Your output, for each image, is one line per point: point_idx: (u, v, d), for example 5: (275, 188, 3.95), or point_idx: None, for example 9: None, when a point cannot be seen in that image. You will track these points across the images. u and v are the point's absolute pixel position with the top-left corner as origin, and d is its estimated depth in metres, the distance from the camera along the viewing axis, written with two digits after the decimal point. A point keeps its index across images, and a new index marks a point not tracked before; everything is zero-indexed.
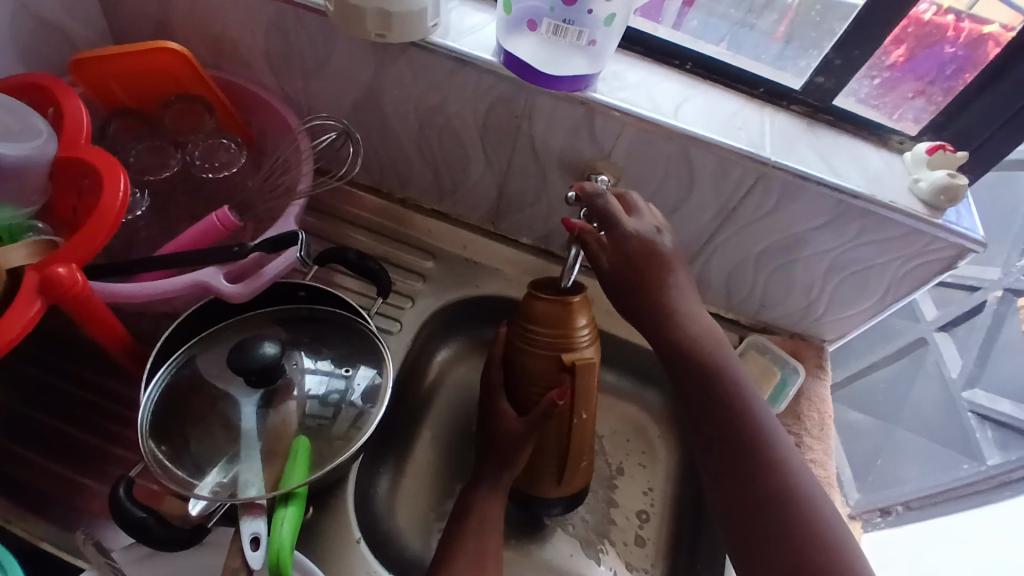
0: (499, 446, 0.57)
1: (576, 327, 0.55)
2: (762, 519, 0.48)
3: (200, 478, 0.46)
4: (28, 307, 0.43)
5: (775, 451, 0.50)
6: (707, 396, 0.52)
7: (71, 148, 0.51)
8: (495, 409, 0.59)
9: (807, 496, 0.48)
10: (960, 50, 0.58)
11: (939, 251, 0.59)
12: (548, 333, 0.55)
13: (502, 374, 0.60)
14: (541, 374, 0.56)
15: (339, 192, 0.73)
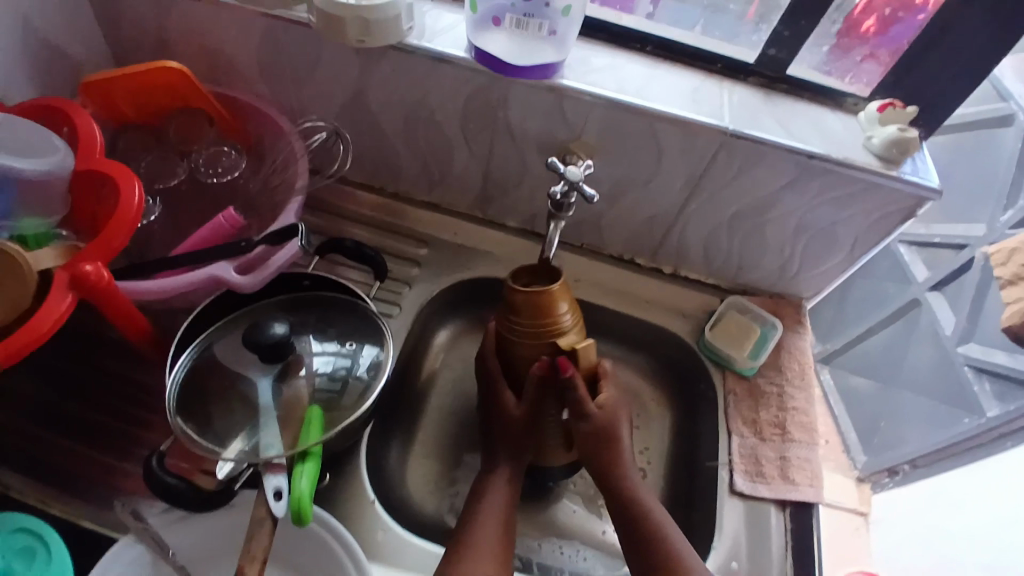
0: (508, 429, 0.60)
1: (564, 324, 0.58)
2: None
3: (224, 447, 0.51)
4: (61, 302, 0.49)
5: (651, 516, 0.58)
6: (616, 500, 0.59)
7: (89, 162, 0.57)
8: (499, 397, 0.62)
9: (679, 556, 0.55)
10: (919, 15, 0.60)
11: (897, 202, 0.63)
12: (539, 333, 0.58)
13: (498, 362, 0.63)
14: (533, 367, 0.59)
15: (335, 190, 0.77)
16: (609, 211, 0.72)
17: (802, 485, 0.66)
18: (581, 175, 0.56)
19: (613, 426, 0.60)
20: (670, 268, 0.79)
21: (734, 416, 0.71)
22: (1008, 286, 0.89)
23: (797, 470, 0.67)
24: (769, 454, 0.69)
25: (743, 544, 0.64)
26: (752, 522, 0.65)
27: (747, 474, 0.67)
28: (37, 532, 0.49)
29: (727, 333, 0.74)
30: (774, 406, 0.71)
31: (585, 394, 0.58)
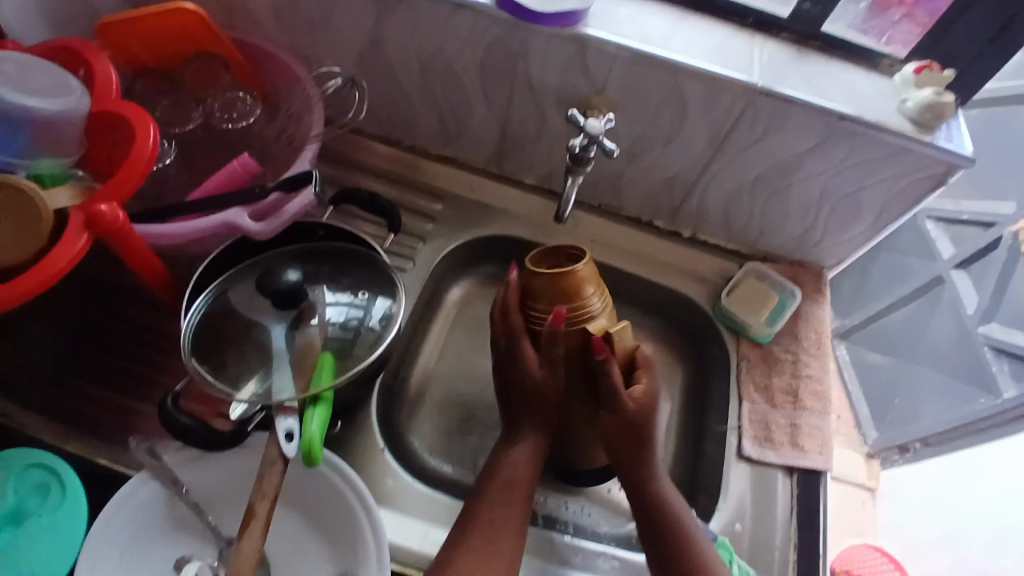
0: (532, 400, 0.59)
1: (592, 306, 0.55)
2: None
3: (238, 389, 0.52)
4: (76, 241, 0.49)
5: (674, 506, 0.56)
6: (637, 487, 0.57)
7: (102, 103, 0.57)
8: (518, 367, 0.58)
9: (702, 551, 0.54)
10: None
11: (928, 168, 0.60)
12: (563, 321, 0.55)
13: (524, 322, 0.58)
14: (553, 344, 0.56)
15: (351, 141, 0.76)
16: (628, 170, 0.71)
17: (811, 452, 0.66)
18: (602, 129, 0.55)
19: (651, 415, 0.57)
20: (688, 231, 0.78)
21: (746, 381, 0.71)
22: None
23: (806, 438, 0.67)
24: (779, 420, 0.68)
25: (748, 506, 0.64)
26: (758, 485, 0.66)
27: (756, 439, 0.67)
28: (52, 469, 0.50)
29: (743, 298, 0.73)
30: (788, 373, 0.71)
31: (619, 383, 0.56)
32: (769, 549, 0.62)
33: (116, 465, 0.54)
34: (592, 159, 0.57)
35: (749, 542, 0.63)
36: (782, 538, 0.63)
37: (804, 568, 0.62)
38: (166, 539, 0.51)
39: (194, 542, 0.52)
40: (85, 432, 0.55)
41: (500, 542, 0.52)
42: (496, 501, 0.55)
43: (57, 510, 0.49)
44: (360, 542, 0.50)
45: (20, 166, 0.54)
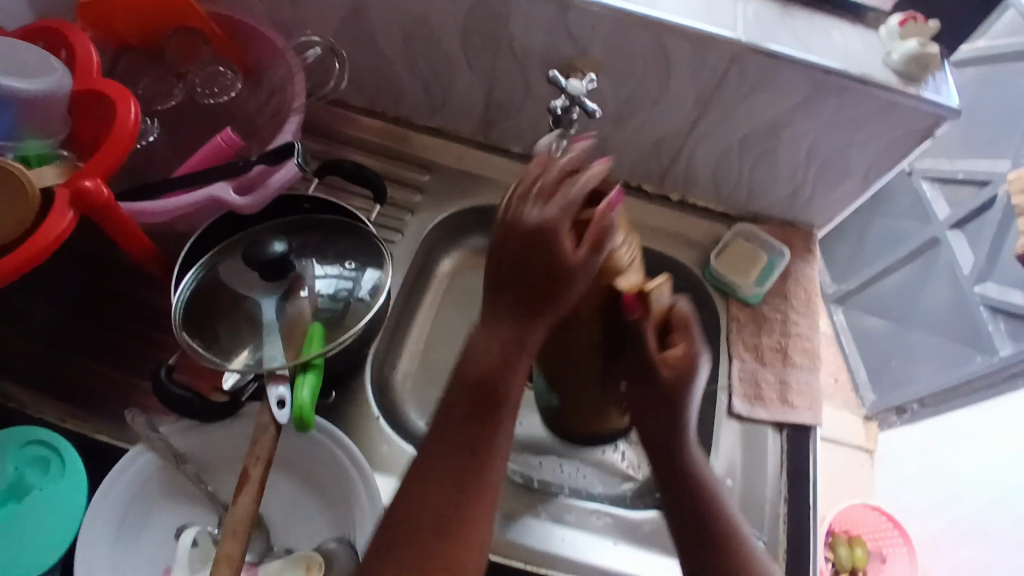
0: (542, 278, 0.42)
1: (620, 259, 0.46)
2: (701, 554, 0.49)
3: (229, 360, 0.53)
4: (62, 218, 0.49)
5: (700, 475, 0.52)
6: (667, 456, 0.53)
7: (85, 82, 0.56)
8: (547, 237, 0.42)
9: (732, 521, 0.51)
10: None
11: (915, 122, 0.60)
12: (602, 244, 0.42)
13: (526, 252, 0.42)
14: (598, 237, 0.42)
15: (336, 113, 0.76)
16: (616, 133, 0.70)
17: (800, 408, 0.67)
18: (584, 90, 0.54)
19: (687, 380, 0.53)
20: (677, 195, 0.78)
21: (736, 341, 0.71)
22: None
23: (795, 394, 0.68)
24: (769, 378, 0.69)
25: (738, 463, 0.65)
26: (748, 442, 0.67)
27: (746, 397, 0.68)
28: (50, 443, 0.51)
29: (732, 260, 0.74)
30: (777, 332, 0.71)
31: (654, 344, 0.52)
32: (759, 504, 0.64)
33: (113, 440, 0.55)
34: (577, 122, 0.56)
35: (739, 497, 0.64)
36: (772, 493, 0.64)
37: (793, 522, 0.63)
38: (171, 508, 0.53)
39: (198, 510, 0.54)
40: (82, 408, 0.56)
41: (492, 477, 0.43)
42: (473, 431, 0.42)
43: (58, 482, 0.50)
44: (353, 504, 0.51)
45: (6, 147, 0.54)
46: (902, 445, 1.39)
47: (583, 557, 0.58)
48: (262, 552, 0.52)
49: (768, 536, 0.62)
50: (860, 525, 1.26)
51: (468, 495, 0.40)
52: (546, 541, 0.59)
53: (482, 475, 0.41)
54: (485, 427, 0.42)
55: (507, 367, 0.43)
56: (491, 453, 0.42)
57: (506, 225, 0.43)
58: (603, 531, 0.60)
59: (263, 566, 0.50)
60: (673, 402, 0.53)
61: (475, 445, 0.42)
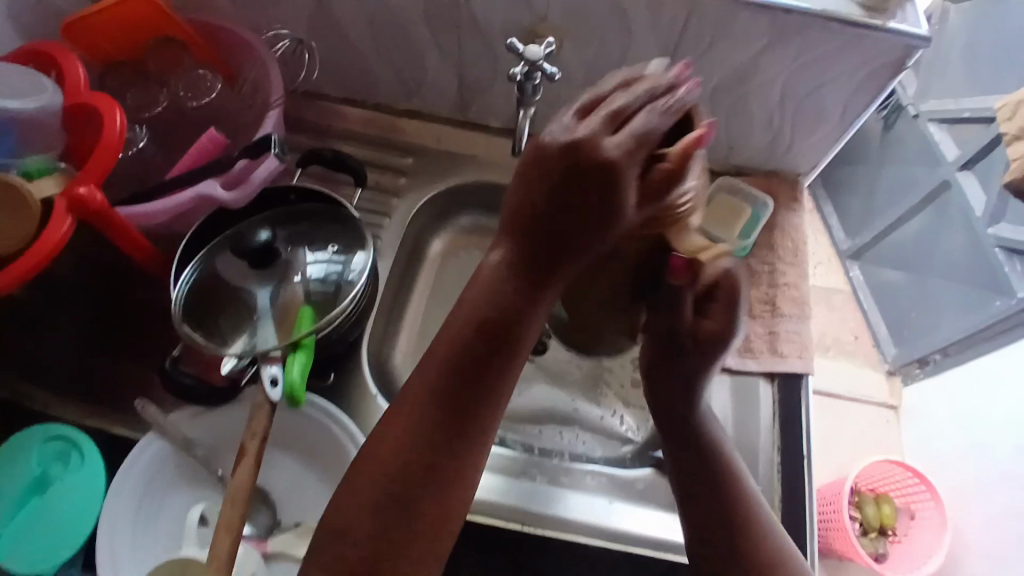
0: (589, 210, 0.42)
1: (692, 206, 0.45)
2: (693, 464, 0.54)
3: (227, 347, 0.55)
4: (62, 224, 0.52)
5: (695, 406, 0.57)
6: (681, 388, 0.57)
7: (74, 97, 0.58)
8: (616, 180, 0.41)
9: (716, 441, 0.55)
10: None
11: (885, 54, 0.59)
12: (678, 180, 0.42)
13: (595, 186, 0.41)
14: (662, 184, 0.42)
15: (319, 108, 0.77)
16: None
17: (790, 356, 0.68)
18: (542, 53, 0.57)
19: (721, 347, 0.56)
20: None
21: None
22: (1014, 141, 0.88)
23: (785, 343, 0.69)
24: (759, 330, 0.70)
25: (730, 416, 0.66)
26: (739, 393, 0.67)
27: (736, 350, 0.69)
28: (68, 437, 0.54)
29: (718, 213, 0.73)
30: (765, 284, 0.72)
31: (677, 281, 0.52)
32: (753, 452, 0.64)
33: (130, 431, 0.58)
34: (540, 87, 0.60)
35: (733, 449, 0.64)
36: (766, 441, 0.65)
37: (789, 467, 0.63)
38: (180, 493, 0.56)
39: (205, 491, 0.56)
40: (94, 404, 0.59)
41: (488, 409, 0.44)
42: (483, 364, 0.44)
43: (79, 473, 0.53)
44: None
45: (9, 165, 0.56)
46: (933, 399, 1.33)
47: (582, 516, 0.60)
48: (268, 529, 0.55)
49: (764, 483, 0.63)
50: (887, 481, 1.24)
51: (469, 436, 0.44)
52: (540, 501, 0.60)
53: (477, 415, 0.44)
54: (495, 352, 0.45)
55: (523, 306, 0.45)
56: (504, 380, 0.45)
57: (576, 157, 0.41)
58: (598, 490, 0.62)
59: (272, 541, 0.53)
60: (702, 363, 0.57)
61: (487, 369, 0.44)
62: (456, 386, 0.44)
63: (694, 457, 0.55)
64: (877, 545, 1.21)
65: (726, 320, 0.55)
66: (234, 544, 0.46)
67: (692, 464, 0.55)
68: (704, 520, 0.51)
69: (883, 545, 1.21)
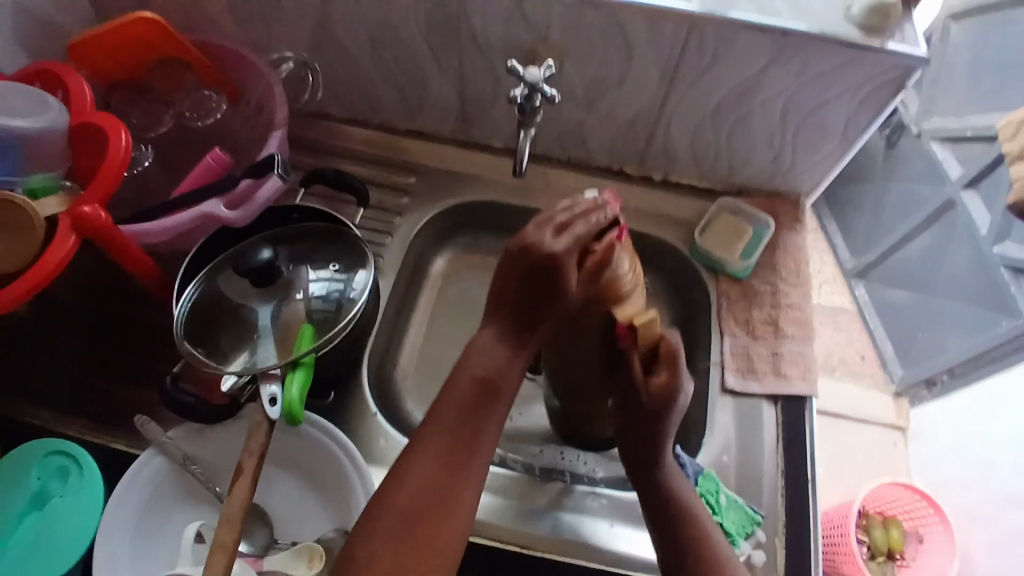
0: (542, 300, 0.49)
1: (629, 287, 0.51)
2: (662, 523, 0.54)
3: (228, 364, 0.55)
4: (66, 242, 0.53)
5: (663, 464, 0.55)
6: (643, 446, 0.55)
7: (80, 116, 0.59)
8: (559, 272, 0.48)
9: (681, 498, 0.54)
10: None
11: (885, 73, 0.60)
12: (605, 271, 0.49)
13: (534, 279, 0.49)
14: (592, 271, 0.49)
15: (324, 127, 0.78)
16: (590, 118, 0.72)
17: (793, 380, 0.67)
18: (541, 77, 0.58)
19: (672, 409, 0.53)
20: (660, 174, 0.78)
21: (727, 316, 0.71)
22: (1017, 161, 0.88)
23: (788, 365, 0.68)
24: (761, 350, 0.69)
25: (733, 439, 0.65)
26: (742, 415, 0.67)
27: (738, 371, 0.68)
28: (68, 453, 0.54)
29: (719, 235, 0.74)
30: (767, 304, 0.72)
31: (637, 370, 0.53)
32: (757, 476, 0.63)
33: (130, 448, 0.58)
34: (541, 109, 0.61)
35: (736, 472, 0.64)
36: (770, 466, 0.64)
37: (792, 490, 0.63)
38: (179, 512, 0.56)
39: (202, 510, 0.56)
40: (94, 421, 0.59)
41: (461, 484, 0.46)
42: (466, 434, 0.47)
43: (79, 490, 0.53)
44: (351, 497, 0.53)
45: (16, 184, 0.57)
46: (942, 421, 1.32)
47: (582, 539, 0.59)
48: (265, 547, 0.54)
49: (767, 508, 0.62)
50: (894, 505, 1.22)
51: (439, 519, 0.44)
52: (540, 525, 0.60)
53: (470, 474, 0.47)
54: (481, 411, 0.48)
55: (506, 371, 0.50)
56: (482, 446, 0.48)
57: (530, 253, 0.49)
58: (599, 513, 0.61)
59: (268, 560, 0.52)
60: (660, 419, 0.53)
61: (474, 429, 0.48)
62: (450, 444, 0.47)
63: (660, 514, 0.54)
64: (884, 570, 1.19)
65: (672, 378, 0.53)
66: (228, 565, 0.46)
67: (658, 517, 0.54)
68: (680, 574, 0.52)
69: (891, 569, 1.19)
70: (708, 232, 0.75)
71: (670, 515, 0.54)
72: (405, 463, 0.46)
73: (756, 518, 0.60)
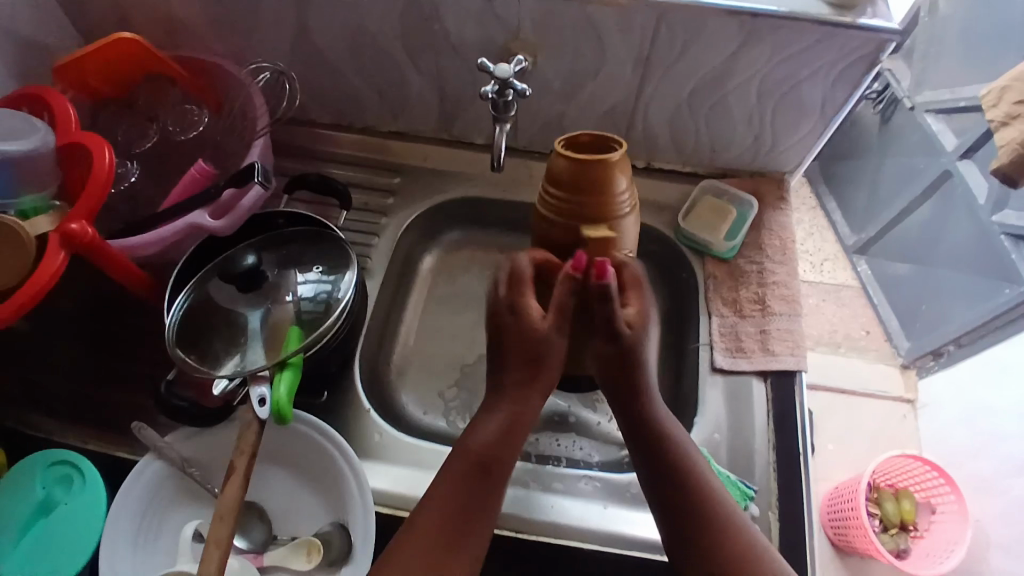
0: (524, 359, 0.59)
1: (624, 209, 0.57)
2: (659, 466, 0.57)
3: (219, 368, 0.57)
4: (55, 258, 0.54)
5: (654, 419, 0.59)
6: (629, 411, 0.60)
7: (66, 136, 0.61)
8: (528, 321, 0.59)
9: (674, 438, 0.58)
10: None
11: (858, 49, 0.60)
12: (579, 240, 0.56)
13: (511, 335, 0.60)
14: (561, 304, 0.58)
15: (310, 134, 0.80)
16: (568, 109, 0.72)
17: (781, 354, 0.68)
18: (512, 72, 0.59)
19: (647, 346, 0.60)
20: (643, 161, 0.78)
21: (714, 296, 0.72)
22: (1001, 127, 0.88)
23: (776, 341, 0.68)
24: (749, 329, 0.70)
25: (723, 419, 0.66)
26: (732, 394, 0.67)
27: (727, 351, 0.69)
28: (71, 462, 0.56)
29: (702, 217, 0.75)
30: (754, 284, 0.72)
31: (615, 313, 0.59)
32: (748, 454, 0.64)
33: (129, 455, 0.60)
34: (513, 103, 0.61)
35: (727, 451, 0.64)
36: (761, 443, 0.64)
37: (784, 467, 0.63)
38: (179, 511, 0.58)
39: (204, 507, 0.58)
40: (96, 428, 0.61)
41: (477, 515, 0.53)
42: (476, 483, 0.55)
43: (82, 497, 0.54)
44: (344, 489, 0.55)
45: (6, 205, 0.58)
46: (951, 392, 1.29)
47: (576, 520, 0.60)
48: (264, 542, 0.56)
49: (760, 484, 0.62)
50: (904, 477, 1.22)
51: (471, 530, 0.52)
52: (534, 507, 0.61)
53: (482, 499, 0.54)
54: (481, 482, 0.55)
55: (500, 443, 0.57)
56: (487, 503, 0.54)
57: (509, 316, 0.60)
58: (592, 496, 0.62)
59: (268, 555, 0.54)
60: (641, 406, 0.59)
61: (480, 486, 0.55)
62: (466, 475, 0.55)
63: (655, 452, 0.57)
64: (898, 540, 1.19)
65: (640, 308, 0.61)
66: (222, 560, 0.48)
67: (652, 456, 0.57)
68: (679, 505, 0.55)
69: (904, 541, 1.19)
70: (691, 218, 0.75)
71: (662, 452, 0.57)
72: (433, 494, 0.54)
73: (749, 495, 0.61)
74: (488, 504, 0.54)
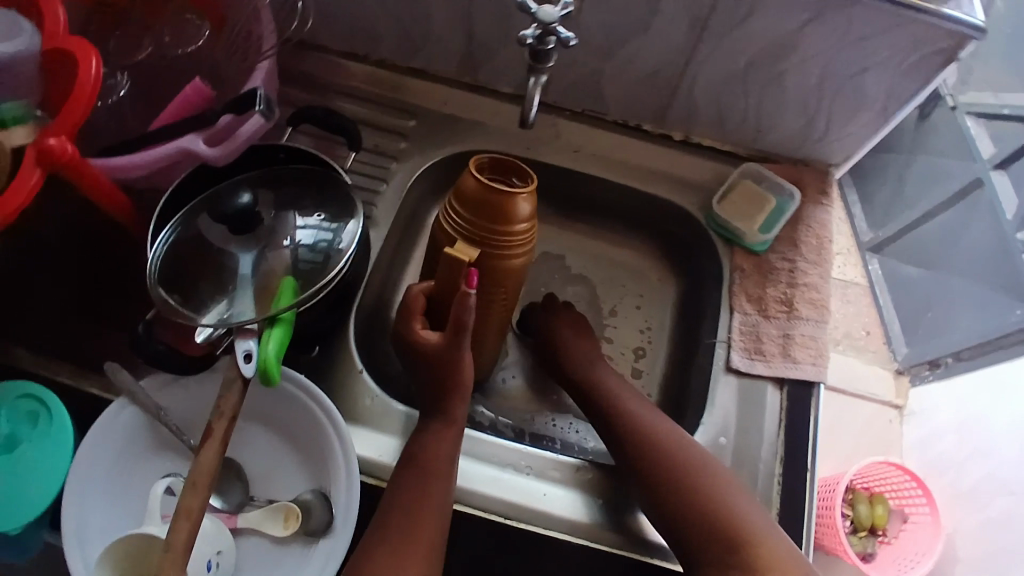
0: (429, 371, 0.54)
1: (518, 239, 0.51)
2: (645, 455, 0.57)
3: (203, 313, 0.52)
4: (29, 177, 0.48)
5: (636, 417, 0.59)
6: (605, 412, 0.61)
7: (53, 40, 0.53)
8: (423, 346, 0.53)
9: (655, 430, 0.58)
10: None
11: (933, 43, 0.55)
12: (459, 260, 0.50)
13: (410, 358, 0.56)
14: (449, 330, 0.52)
15: (322, 61, 0.72)
16: (607, 68, 0.66)
17: (803, 363, 0.64)
18: (557, 16, 0.52)
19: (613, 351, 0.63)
20: (680, 134, 0.73)
21: (739, 292, 0.68)
22: None
23: (799, 348, 0.65)
24: (771, 331, 0.66)
25: (732, 419, 0.62)
26: (746, 396, 0.64)
27: (746, 351, 0.65)
28: (40, 397, 0.52)
29: (738, 205, 0.70)
30: (783, 283, 0.68)
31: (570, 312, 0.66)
32: (753, 460, 0.60)
33: (105, 393, 0.56)
34: (553, 52, 0.55)
35: (732, 455, 0.61)
36: (769, 451, 0.61)
37: (788, 479, 0.60)
38: (149, 462, 0.53)
39: (171, 461, 0.54)
40: (64, 362, 0.57)
41: (423, 500, 0.50)
42: (424, 473, 0.51)
43: (47, 435, 0.51)
44: (330, 460, 0.51)
45: None
46: (944, 402, 1.25)
47: (560, 512, 0.57)
48: (240, 504, 0.53)
49: (761, 495, 0.59)
50: (883, 482, 1.21)
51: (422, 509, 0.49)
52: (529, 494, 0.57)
53: (433, 479, 0.51)
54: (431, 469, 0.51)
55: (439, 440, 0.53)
56: (433, 491, 0.50)
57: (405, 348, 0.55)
58: (579, 488, 0.58)
59: (241, 518, 0.51)
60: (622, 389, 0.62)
61: (425, 474, 0.51)
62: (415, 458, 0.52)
63: (634, 445, 0.58)
64: (866, 544, 1.18)
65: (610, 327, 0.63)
66: (193, 531, 0.44)
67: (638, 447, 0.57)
68: (659, 494, 0.55)
69: (871, 545, 1.19)
70: (727, 201, 0.70)
71: (651, 445, 0.57)
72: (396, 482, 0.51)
73: None
74: (439, 484, 0.51)
